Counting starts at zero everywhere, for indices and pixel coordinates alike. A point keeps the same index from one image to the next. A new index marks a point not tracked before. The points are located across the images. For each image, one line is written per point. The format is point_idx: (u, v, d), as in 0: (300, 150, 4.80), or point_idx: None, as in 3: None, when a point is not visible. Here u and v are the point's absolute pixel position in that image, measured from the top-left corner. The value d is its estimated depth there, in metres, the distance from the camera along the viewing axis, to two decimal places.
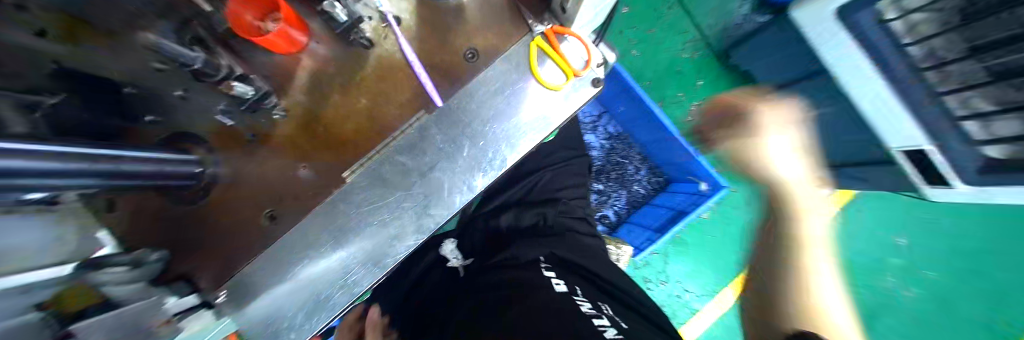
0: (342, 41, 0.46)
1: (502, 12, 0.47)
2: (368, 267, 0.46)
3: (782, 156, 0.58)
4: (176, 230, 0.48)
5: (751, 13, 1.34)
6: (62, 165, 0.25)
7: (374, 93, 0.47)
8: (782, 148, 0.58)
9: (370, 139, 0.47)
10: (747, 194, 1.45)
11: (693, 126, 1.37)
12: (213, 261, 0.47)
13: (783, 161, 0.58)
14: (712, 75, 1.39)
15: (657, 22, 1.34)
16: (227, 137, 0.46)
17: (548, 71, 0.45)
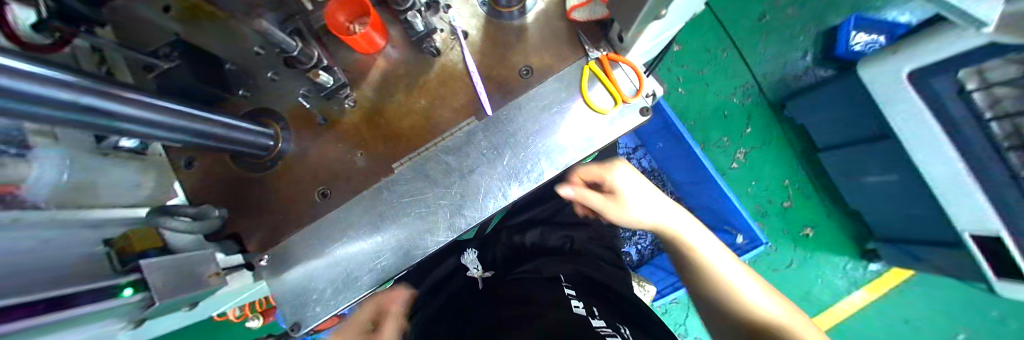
0: (415, 47, 0.51)
1: (561, 36, 0.50)
2: (400, 257, 0.48)
3: (640, 191, 0.52)
4: (239, 193, 0.53)
5: (813, 66, 1.18)
6: (143, 112, 0.30)
7: (433, 96, 0.51)
8: (640, 187, 0.53)
9: (423, 137, 0.51)
10: (790, 257, 1.25)
11: (733, 173, 1.24)
12: (266, 222, 0.52)
13: (641, 199, 0.52)
14: (761, 123, 1.22)
15: (709, 62, 1.20)
16: (300, 117, 0.52)
17: (598, 94, 0.48)
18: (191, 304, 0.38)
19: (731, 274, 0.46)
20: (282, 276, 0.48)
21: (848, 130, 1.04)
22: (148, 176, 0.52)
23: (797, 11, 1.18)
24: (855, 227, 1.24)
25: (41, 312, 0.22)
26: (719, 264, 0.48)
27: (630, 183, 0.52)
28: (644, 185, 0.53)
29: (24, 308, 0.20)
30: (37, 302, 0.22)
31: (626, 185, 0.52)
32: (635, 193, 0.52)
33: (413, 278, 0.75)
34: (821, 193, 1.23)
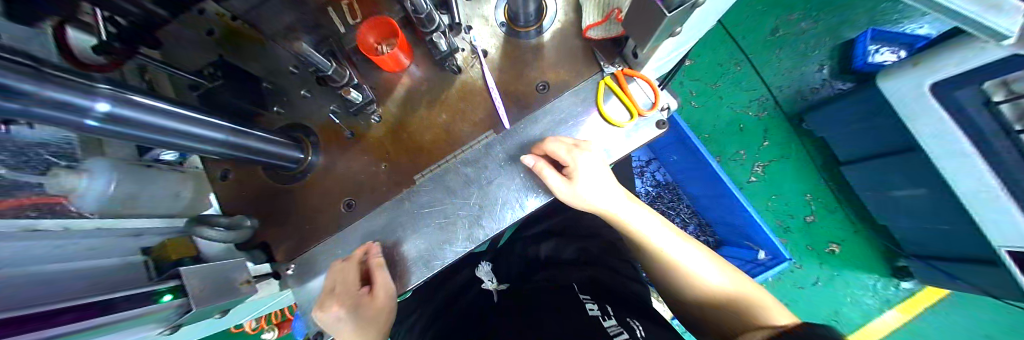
0: (437, 66, 0.54)
1: (577, 53, 0.52)
2: (420, 266, 0.49)
3: (594, 180, 0.45)
4: (269, 205, 0.56)
5: (831, 79, 1.17)
6: (204, 129, 0.35)
7: (453, 111, 0.54)
8: (596, 172, 0.45)
9: (444, 150, 0.53)
10: (816, 275, 1.19)
11: (749, 186, 1.22)
12: (295, 231, 0.55)
13: (592, 190, 0.46)
14: (780, 138, 1.20)
15: (720, 77, 1.22)
16: (328, 132, 0.55)
17: (613, 107, 0.49)
18: (222, 311, 0.40)
19: (684, 257, 0.47)
20: (307, 282, 0.50)
21: (869, 141, 1.01)
22: (191, 187, 0.56)
23: (810, 24, 1.17)
24: (884, 246, 1.17)
25: (82, 316, 0.23)
26: (670, 248, 0.48)
27: (590, 161, 0.44)
28: (599, 170, 0.45)
29: (56, 311, 0.21)
30: (77, 308, 0.23)
31: (583, 176, 0.45)
32: (591, 177, 0.45)
33: (425, 291, 0.74)
34: (845, 206, 1.19)
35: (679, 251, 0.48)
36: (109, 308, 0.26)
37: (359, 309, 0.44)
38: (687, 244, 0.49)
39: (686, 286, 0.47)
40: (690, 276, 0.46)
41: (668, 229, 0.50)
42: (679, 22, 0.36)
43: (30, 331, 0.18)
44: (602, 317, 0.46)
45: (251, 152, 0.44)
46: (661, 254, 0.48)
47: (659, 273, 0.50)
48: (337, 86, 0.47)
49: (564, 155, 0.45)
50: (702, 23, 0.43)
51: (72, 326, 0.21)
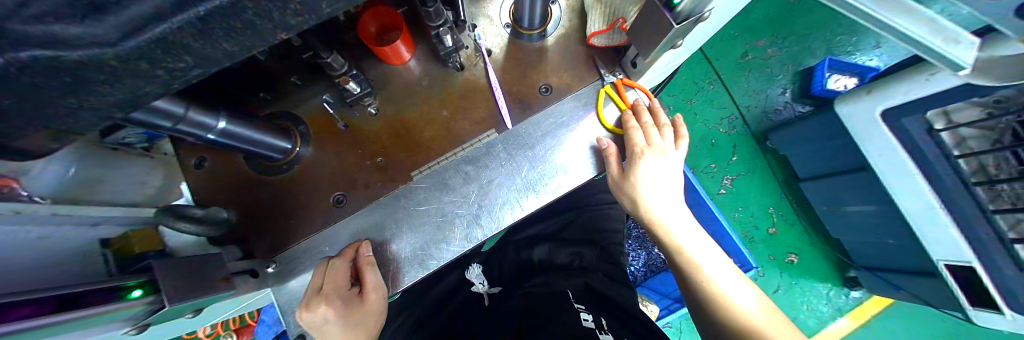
0: (439, 62, 0.54)
1: (580, 59, 0.53)
2: (414, 265, 0.48)
3: (657, 182, 0.48)
4: (249, 197, 0.52)
5: (792, 102, 1.26)
6: (207, 116, 0.37)
7: (456, 108, 0.53)
8: (659, 175, 0.48)
9: (442, 147, 0.52)
10: (776, 283, 1.27)
11: (722, 198, 1.29)
12: (278, 226, 0.51)
13: (651, 190, 0.48)
14: (747, 153, 1.29)
15: (696, 93, 1.29)
16: (321, 123, 0.52)
17: (611, 113, 0.50)
18: (195, 310, 0.37)
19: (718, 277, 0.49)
20: (293, 281, 0.49)
21: (826, 162, 1.11)
22: (159, 176, 0.52)
23: (777, 50, 1.28)
24: (836, 256, 1.27)
25: (38, 312, 0.22)
26: (706, 263, 0.50)
27: (657, 163, 0.47)
28: (660, 175, 0.48)
29: None
30: (34, 303, 0.22)
31: (649, 174, 0.47)
32: (655, 176, 0.47)
33: (408, 298, 0.72)
34: (807, 220, 1.28)
35: (714, 269, 0.49)
36: (74, 304, 0.25)
37: (349, 309, 0.42)
38: (723, 266, 0.50)
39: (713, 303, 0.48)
40: (719, 293, 0.47)
41: (711, 250, 0.52)
42: (681, 35, 0.39)
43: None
44: (596, 329, 0.46)
45: (236, 139, 0.42)
46: (695, 267, 0.49)
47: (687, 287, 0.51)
48: (334, 75, 0.44)
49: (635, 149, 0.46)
50: (699, 39, 0.46)
51: (26, 322, 0.20)
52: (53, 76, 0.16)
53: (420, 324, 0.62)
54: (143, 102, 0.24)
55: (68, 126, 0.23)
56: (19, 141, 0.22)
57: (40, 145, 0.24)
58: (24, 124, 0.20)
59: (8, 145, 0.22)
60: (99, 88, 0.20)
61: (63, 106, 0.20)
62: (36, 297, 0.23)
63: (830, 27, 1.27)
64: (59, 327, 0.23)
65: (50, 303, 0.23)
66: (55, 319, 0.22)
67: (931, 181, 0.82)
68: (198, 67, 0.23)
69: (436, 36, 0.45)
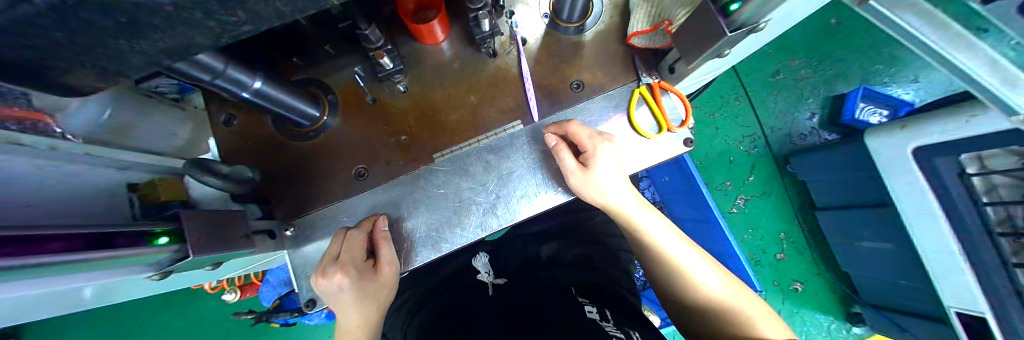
0: (472, 46, 0.53)
1: (616, 58, 0.52)
2: (428, 245, 0.48)
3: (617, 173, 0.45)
4: (275, 160, 0.53)
5: (819, 128, 1.22)
6: (246, 77, 0.38)
7: (484, 95, 0.53)
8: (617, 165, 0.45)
9: (466, 133, 0.52)
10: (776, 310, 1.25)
11: (733, 217, 1.27)
12: (299, 192, 0.52)
13: (611, 185, 0.45)
14: (765, 174, 1.26)
15: (721, 107, 1.26)
16: (350, 94, 0.53)
17: (643, 116, 0.49)
18: (215, 263, 0.38)
19: (690, 265, 0.46)
20: (309, 247, 0.50)
21: (846, 193, 1.07)
22: (190, 131, 0.54)
23: (810, 73, 1.23)
24: (843, 291, 1.23)
25: (71, 246, 0.23)
26: (678, 253, 0.47)
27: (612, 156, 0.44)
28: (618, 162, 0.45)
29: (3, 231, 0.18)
30: (72, 237, 0.24)
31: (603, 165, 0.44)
32: (613, 168, 0.44)
33: (417, 276, 0.74)
34: (818, 250, 1.25)
35: (685, 257, 0.46)
36: (108, 244, 0.26)
37: (364, 280, 0.43)
38: (691, 254, 0.47)
39: (686, 290, 0.46)
40: (692, 280, 0.45)
41: (677, 237, 0.49)
42: (729, 45, 0.38)
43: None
44: (600, 320, 0.46)
45: (269, 101, 0.42)
46: (669, 259, 0.46)
47: (659, 276, 0.49)
48: (369, 48, 0.44)
49: (586, 142, 0.44)
50: (748, 48, 0.44)
51: (55, 255, 0.21)
52: (110, 16, 0.16)
53: (423, 303, 0.64)
54: (188, 52, 0.24)
55: (115, 67, 0.23)
56: (66, 77, 0.23)
57: (85, 82, 0.24)
58: (76, 60, 0.20)
59: (56, 80, 0.23)
60: (151, 33, 0.20)
61: (113, 47, 0.20)
62: (81, 234, 0.24)
63: (869, 54, 1.21)
64: (84, 264, 0.24)
65: (85, 238, 0.25)
66: (83, 255, 0.23)
67: (954, 226, 0.80)
68: (248, 23, 0.22)
69: (475, 18, 0.44)
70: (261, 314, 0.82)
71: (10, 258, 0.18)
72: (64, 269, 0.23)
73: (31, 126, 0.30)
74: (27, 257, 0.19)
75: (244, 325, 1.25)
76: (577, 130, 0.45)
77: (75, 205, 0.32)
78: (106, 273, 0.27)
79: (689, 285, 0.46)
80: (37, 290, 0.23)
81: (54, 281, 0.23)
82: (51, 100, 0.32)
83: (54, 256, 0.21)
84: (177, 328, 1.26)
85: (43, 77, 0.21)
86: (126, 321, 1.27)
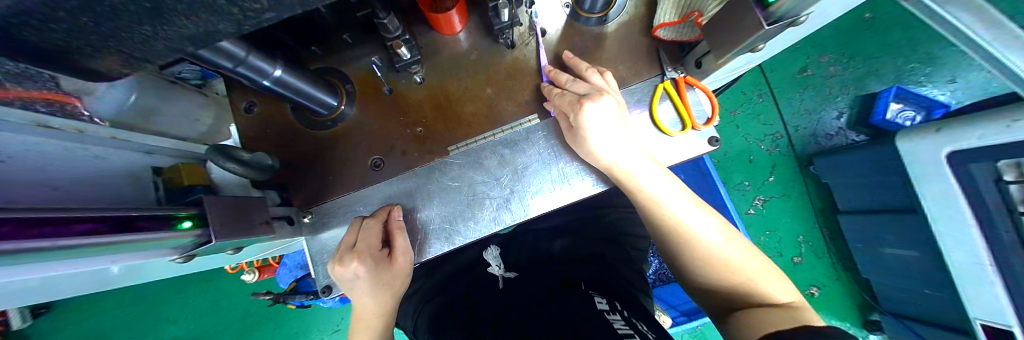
0: (490, 37, 0.51)
1: (640, 51, 0.50)
2: (441, 238, 0.48)
3: (629, 145, 0.42)
4: (293, 148, 0.54)
5: (845, 128, 1.16)
6: (264, 63, 0.38)
7: (501, 87, 0.52)
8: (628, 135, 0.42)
9: (482, 125, 0.51)
10: None
11: (748, 219, 1.23)
12: (317, 181, 0.53)
13: (630, 157, 0.43)
14: (785, 175, 1.21)
15: (742, 104, 1.21)
16: (366, 84, 0.52)
17: (665, 112, 0.47)
18: (236, 248, 0.40)
19: (718, 244, 0.43)
20: (325, 233, 0.50)
21: (872, 198, 1.02)
22: (215, 116, 0.55)
23: (839, 70, 1.17)
24: (860, 296, 1.19)
25: (98, 229, 0.24)
26: (707, 234, 0.43)
27: (598, 116, 0.41)
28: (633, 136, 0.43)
29: (21, 213, 0.19)
30: (101, 220, 0.25)
31: (615, 134, 0.42)
32: (602, 130, 0.41)
33: (431, 266, 0.76)
34: (838, 255, 1.20)
35: (715, 238, 0.43)
36: (130, 226, 0.27)
37: (380, 269, 0.43)
38: (721, 235, 0.43)
39: (710, 272, 0.44)
40: (718, 262, 0.43)
41: (701, 211, 0.45)
42: (763, 40, 0.36)
43: (10, 238, 0.17)
44: (608, 311, 0.46)
45: (290, 89, 0.42)
46: (695, 241, 0.43)
47: (682, 260, 0.46)
48: (388, 38, 0.43)
49: (569, 109, 0.43)
50: (785, 41, 0.41)
51: (80, 239, 0.22)
52: (135, 1, 0.16)
53: (434, 294, 0.65)
54: (212, 39, 0.24)
55: (139, 53, 0.23)
56: (93, 62, 0.23)
57: (112, 68, 0.25)
58: (102, 45, 0.21)
59: (82, 66, 0.23)
60: (175, 18, 0.19)
61: (138, 33, 0.20)
62: (106, 216, 0.25)
63: (905, 51, 1.13)
64: (111, 247, 0.25)
65: (115, 221, 0.26)
66: (109, 240, 0.24)
67: (987, 237, 0.75)
68: (269, 11, 0.22)
69: (494, 9, 0.42)
70: (281, 296, 0.85)
71: (34, 239, 0.19)
72: (89, 252, 0.23)
73: (60, 108, 0.31)
74: (50, 239, 0.20)
75: (261, 305, 1.30)
76: (560, 100, 0.45)
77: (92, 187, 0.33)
78: (130, 254, 0.29)
79: (715, 267, 0.43)
80: (64, 264, 0.24)
81: (76, 259, 0.24)
82: (78, 85, 0.33)
83: (77, 240, 0.22)
84: (200, 305, 1.33)
85: (73, 63, 0.22)
86: (152, 296, 1.35)
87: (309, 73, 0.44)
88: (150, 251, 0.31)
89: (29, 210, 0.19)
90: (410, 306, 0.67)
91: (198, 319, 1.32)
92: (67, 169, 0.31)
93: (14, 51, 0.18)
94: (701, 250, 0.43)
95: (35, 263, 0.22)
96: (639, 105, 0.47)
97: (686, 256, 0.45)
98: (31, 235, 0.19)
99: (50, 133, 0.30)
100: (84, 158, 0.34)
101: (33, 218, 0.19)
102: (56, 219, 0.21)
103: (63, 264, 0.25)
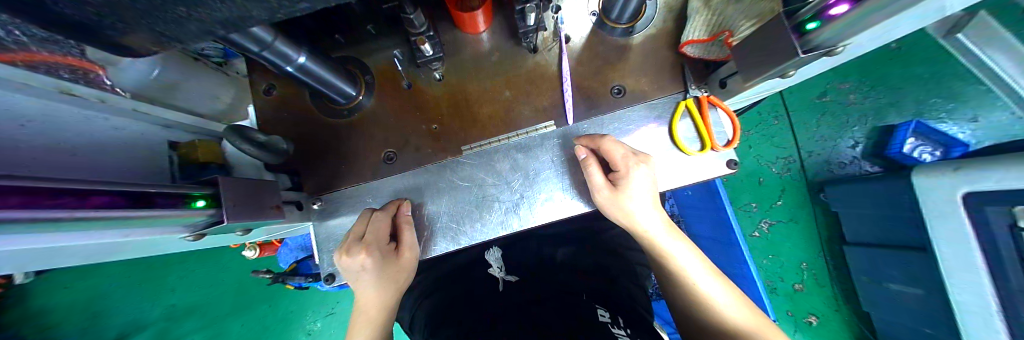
0: (514, 39, 0.51)
1: (663, 66, 0.49)
2: (447, 236, 0.48)
3: (643, 195, 0.43)
4: (306, 133, 0.54)
5: (860, 158, 1.13)
6: (286, 49, 0.37)
7: (521, 91, 0.51)
8: (645, 187, 0.42)
9: (497, 127, 0.51)
10: None
11: (752, 241, 1.22)
12: (329, 167, 0.53)
13: (641, 207, 0.43)
14: (794, 200, 1.19)
15: (757, 125, 1.19)
16: (386, 76, 0.52)
17: (685, 130, 0.46)
18: (244, 229, 0.40)
19: (722, 302, 0.43)
20: (333, 220, 0.51)
21: (881, 231, 1.00)
22: (236, 96, 0.56)
23: (858, 98, 1.14)
24: (861, 330, 1.16)
25: (115, 202, 0.24)
26: (703, 284, 0.44)
27: (644, 179, 0.41)
28: (650, 188, 0.43)
29: (41, 184, 0.19)
30: (117, 193, 0.25)
31: (636, 185, 0.41)
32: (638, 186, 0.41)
33: (434, 262, 0.75)
34: (841, 286, 1.18)
35: (711, 290, 0.43)
36: (146, 202, 0.27)
37: (385, 261, 0.44)
38: (718, 288, 0.44)
39: (701, 318, 0.44)
40: (717, 315, 0.43)
41: (704, 267, 0.46)
42: (795, 67, 0.35)
43: (25, 207, 0.17)
44: (611, 324, 0.46)
45: (312, 77, 0.42)
46: (690, 288, 0.44)
47: (677, 300, 0.47)
48: (412, 33, 0.43)
49: (619, 161, 0.42)
50: (817, 67, 0.40)
51: (93, 212, 0.22)
52: None
53: (432, 290, 0.66)
54: (244, 25, 0.24)
55: (171, 32, 0.23)
56: (125, 38, 0.23)
57: (141, 45, 0.25)
58: (137, 22, 0.21)
59: (114, 42, 0.23)
60: (211, 2, 0.19)
61: (173, 14, 0.20)
62: (121, 191, 0.25)
63: (930, 84, 1.11)
64: (124, 221, 0.25)
65: (128, 195, 0.26)
66: (121, 214, 0.24)
67: (997, 283, 0.74)
68: (304, 1, 0.22)
69: (521, 12, 0.41)
70: (282, 276, 0.86)
71: (49, 208, 0.19)
72: (101, 225, 0.23)
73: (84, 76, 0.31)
74: (65, 212, 0.20)
75: (260, 283, 1.32)
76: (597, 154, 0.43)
77: (107, 158, 0.33)
78: (144, 228, 0.29)
79: (707, 317, 0.43)
80: (78, 235, 0.25)
81: (92, 230, 0.24)
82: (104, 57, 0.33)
83: (88, 214, 0.22)
84: (200, 276, 1.35)
85: (102, 37, 0.22)
86: (155, 263, 1.37)
87: (331, 62, 0.44)
88: (159, 228, 0.31)
89: (44, 181, 0.19)
90: (410, 301, 0.67)
91: (196, 292, 1.34)
92: (86, 139, 0.32)
93: (47, 23, 0.18)
94: (706, 305, 0.43)
95: (50, 233, 0.22)
96: (657, 119, 0.47)
97: (688, 309, 0.46)
98: (50, 207, 0.19)
99: (73, 101, 0.31)
100: (102, 128, 0.34)
101: (52, 189, 0.19)
102: (73, 192, 0.21)
103: (78, 235, 0.25)
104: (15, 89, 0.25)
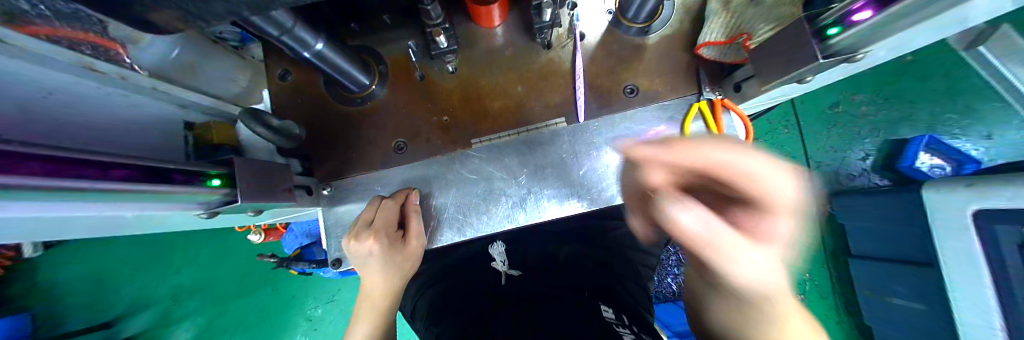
0: (528, 34, 0.51)
1: (678, 67, 0.49)
2: (453, 227, 0.49)
3: None
4: (319, 120, 0.55)
5: (870, 170, 1.11)
6: (304, 33, 0.38)
7: (533, 87, 0.51)
8: None
9: (508, 122, 0.51)
10: None
11: None
12: (339, 154, 0.53)
13: None
14: None
15: (766, 132, 1.18)
16: (400, 66, 0.53)
17: (697, 133, 0.46)
18: (256, 211, 0.40)
19: None
20: (341, 207, 0.51)
21: (888, 246, 0.99)
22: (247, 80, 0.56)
23: (871, 110, 1.13)
24: None
25: (136, 177, 0.25)
26: None
27: None
28: None
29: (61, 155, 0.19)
30: (137, 167, 0.25)
31: None
32: None
33: (437, 254, 0.76)
34: (843, 300, 1.16)
35: None
36: (166, 178, 0.28)
37: (393, 248, 0.44)
38: None
39: None
40: None
41: None
42: (812, 72, 0.35)
43: (49, 174, 0.17)
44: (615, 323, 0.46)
45: (328, 64, 0.43)
46: None
47: None
48: (428, 24, 0.43)
49: None
50: (835, 74, 0.40)
51: (112, 185, 0.22)
52: None
53: (434, 281, 0.66)
54: (267, 6, 0.24)
55: (197, 11, 0.23)
56: (151, 14, 0.23)
57: (166, 23, 0.25)
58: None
59: (139, 17, 0.24)
60: None
61: None
62: (143, 166, 0.26)
63: (946, 99, 1.09)
64: (143, 194, 0.25)
65: (150, 171, 0.26)
66: (140, 188, 0.25)
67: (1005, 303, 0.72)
68: None
69: (537, 6, 0.41)
70: (285, 261, 0.87)
71: (70, 178, 0.19)
72: (123, 198, 0.24)
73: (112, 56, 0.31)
74: (84, 183, 0.20)
75: (263, 267, 1.34)
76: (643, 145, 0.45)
77: (123, 134, 0.34)
78: (163, 204, 0.29)
79: None
80: (102, 206, 0.25)
81: (113, 203, 0.25)
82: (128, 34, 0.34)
83: (108, 187, 0.22)
84: (205, 257, 1.37)
85: (129, 11, 0.22)
86: (161, 242, 1.40)
87: (347, 49, 0.45)
88: (174, 205, 0.31)
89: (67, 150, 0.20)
90: (411, 290, 0.68)
91: (200, 272, 1.37)
92: (105, 114, 0.33)
93: None
94: None
95: (73, 202, 0.22)
96: (668, 119, 0.47)
97: None
98: (68, 178, 0.19)
99: (103, 79, 0.32)
100: (122, 104, 0.35)
101: (73, 160, 0.20)
102: (93, 164, 0.21)
103: (98, 207, 0.26)
104: (44, 62, 0.25)
